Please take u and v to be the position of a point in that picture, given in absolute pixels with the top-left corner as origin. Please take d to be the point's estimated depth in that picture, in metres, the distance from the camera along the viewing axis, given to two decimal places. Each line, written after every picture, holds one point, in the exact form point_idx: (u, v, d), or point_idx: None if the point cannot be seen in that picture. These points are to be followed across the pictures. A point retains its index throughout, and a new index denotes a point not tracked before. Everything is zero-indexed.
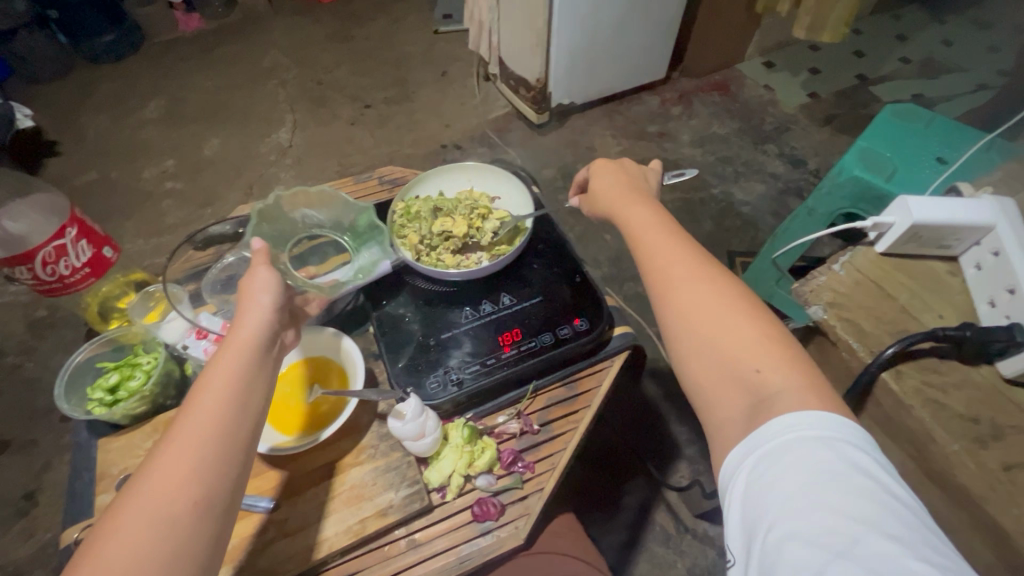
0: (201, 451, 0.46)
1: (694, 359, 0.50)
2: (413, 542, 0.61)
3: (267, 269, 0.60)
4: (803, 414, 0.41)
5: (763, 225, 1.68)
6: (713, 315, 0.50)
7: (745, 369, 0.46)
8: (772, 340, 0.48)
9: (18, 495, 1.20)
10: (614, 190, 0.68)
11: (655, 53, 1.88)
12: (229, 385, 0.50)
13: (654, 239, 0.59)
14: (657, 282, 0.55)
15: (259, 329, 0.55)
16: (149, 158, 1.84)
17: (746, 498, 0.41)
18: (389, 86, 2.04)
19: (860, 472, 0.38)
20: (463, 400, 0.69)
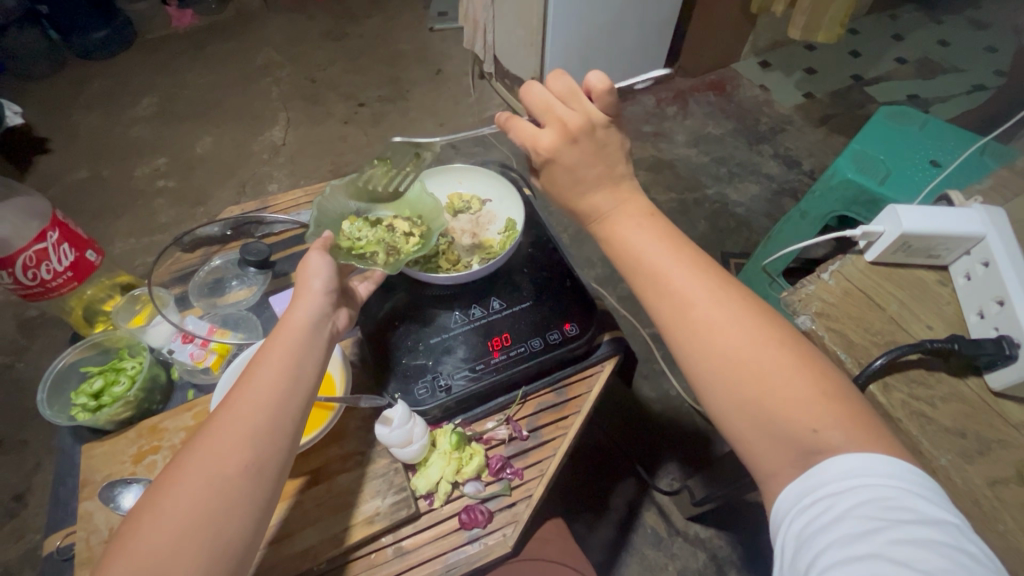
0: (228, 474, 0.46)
1: (733, 413, 0.45)
2: (399, 550, 0.61)
3: (319, 255, 0.60)
4: (866, 468, 0.38)
5: (758, 225, 1.68)
6: (756, 365, 0.44)
7: (802, 432, 0.41)
8: (825, 390, 0.43)
9: (7, 496, 1.19)
10: (591, 176, 0.56)
11: (651, 53, 1.87)
12: (271, 397, 0.49)
13: (664, 264, 0.50)
14: (680, 322, 0.48)
15: (290, 333, 0.54)
16: (141, 156, 1.82)
17: (799, 538, 0.38)
18: (383, 84, 2.03)
19: (928, 524, 0.36)
20: (452, 405, 0.68)
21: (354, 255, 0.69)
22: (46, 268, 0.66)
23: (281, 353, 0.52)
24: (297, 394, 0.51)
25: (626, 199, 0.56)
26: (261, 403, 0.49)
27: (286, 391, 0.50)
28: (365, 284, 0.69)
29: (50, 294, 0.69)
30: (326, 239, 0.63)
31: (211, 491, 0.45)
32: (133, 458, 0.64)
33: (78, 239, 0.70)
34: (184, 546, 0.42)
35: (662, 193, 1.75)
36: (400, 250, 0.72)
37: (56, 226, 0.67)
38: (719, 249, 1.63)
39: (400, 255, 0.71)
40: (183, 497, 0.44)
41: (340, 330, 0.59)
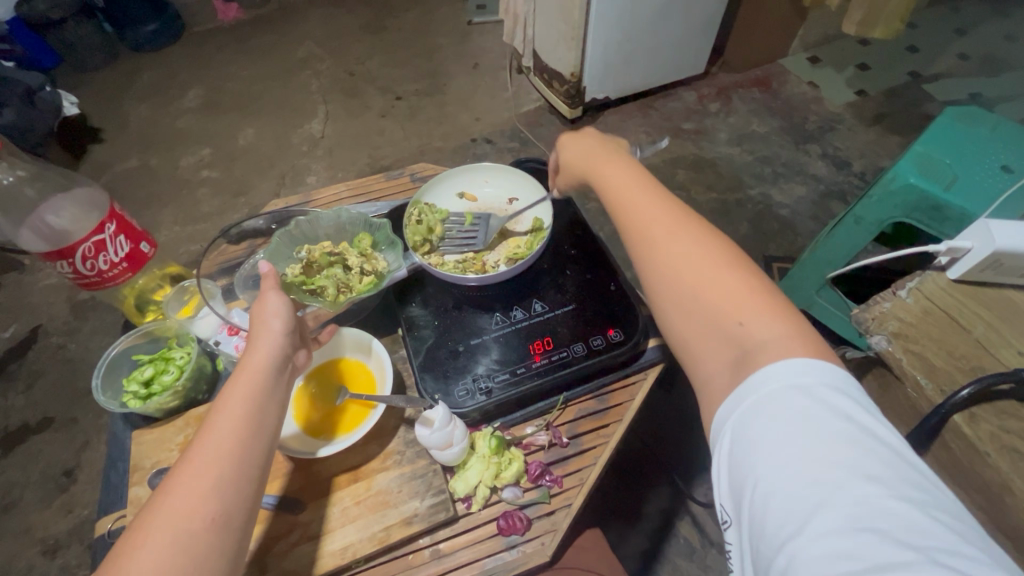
0: (207, 504, 0.45)
1: (676, 313, 0.50)
2: (436, 552, 0.60)
3: (276, 293, 0.58)
4: (777, 354, 0.43)
5: (803, 229, 1.61)
6: (697, 268, 0.50)
7: (728, 326, 0.46)
8: (757, 297, 0.47)
9: (58, 471, 1.24)
10: (590, 151, 0.67)
11: (695, 48, 1.81)
12: (238, 433, 0.49)
13: (635, 199, 0.58)
14: (639, 239, 0.55)
15: (251, 372, 0.53)
16: (187, 146, 1.87)
17: (734, 458, 0.41)
18: (420, 78, 2.03)
19: (839, 418, 0.38)
20: (491, 408, 0.67)
21: (305, 289, 0.69)
22: (103, 259, 0.68)
23: (252, 377, 0.52)
24: (263, 425, 0.51)
25: (611, 157, 0.65)
26: (239, 419, 0.50)
27: (259, 408, 0.51)
28: (326, 330, 0.67)
29: (107, 284, 0.70)
30: (274, 274, 0.61)
31: (200, 505, 0.45)
32: (180, 446, 0.65)
33: (134, 231, 0.72)
34: (176, 558, 0.42)
35: (702, 193, 1.70)
36: (353, 287, 0.70)
37: (115, 218, 0.69)
38: (760, 252, 1.57)
39: (352, 292, 0.70)
40: (167, 515, 0.44)
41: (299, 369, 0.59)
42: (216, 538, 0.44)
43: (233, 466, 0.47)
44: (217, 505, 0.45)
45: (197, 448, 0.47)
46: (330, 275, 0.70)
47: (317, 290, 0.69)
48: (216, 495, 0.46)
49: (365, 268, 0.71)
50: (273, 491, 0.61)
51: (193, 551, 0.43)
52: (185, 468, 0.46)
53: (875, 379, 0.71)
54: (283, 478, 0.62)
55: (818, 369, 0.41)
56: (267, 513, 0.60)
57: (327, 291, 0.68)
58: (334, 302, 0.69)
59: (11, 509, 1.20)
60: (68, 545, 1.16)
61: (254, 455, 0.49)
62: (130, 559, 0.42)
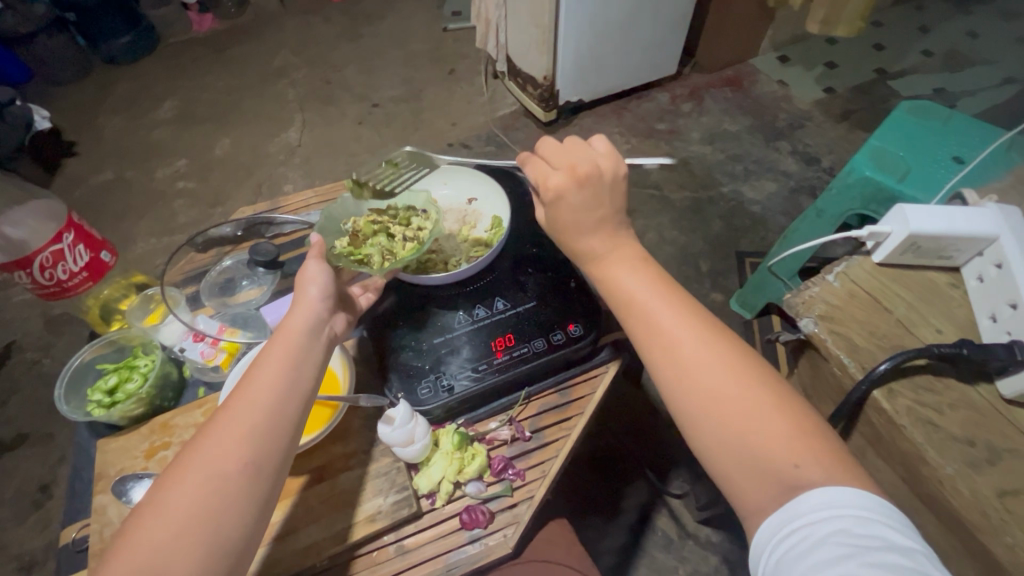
0: (241, 452, 0.49)
1: (715, 447, 0.46)
2: (401, 549, 0.61)
3: (318, 261, 0.62)
4: (834, 493, 0.40)
5: (774, 224, 1.65)
6: (737, 403, 0.46)
7: (782, 469, 0.43)
8: (805, 431, 0.44)
9: (33, 487, 1.23)
10: (593, 223, 0.60)
11: (665, 49, 1.85)
12: (273, 389, 0.52)
13: (654, 304, 0.53)
14: (667, 360, 0.50)
15: (291, 333, 0.56)
16: (162, 157, 1.87)
17: (777, 569, 0.39)
18: (396, 85, 2.04)
19: (896, 550, 0.36)
20: (455, 405, 0.68)
21: (351, 258, 0.71)
22: (62, 269, 0.69)
23: (254, 415, 0.50)
24: (297, 389, 0.53)
25: (620, 240, 0.59)
26: (273, 386, 0.52)
27: (295, 368, 0.54)
28: (366, 295, 0.71)
29: (68, 294, 0.71)
30: (321, 243, 0.65)
31: (234, 452, 0.49)
32: (145, 454, 0.66)
33: (94, 240, 0.72)
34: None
35: (676, 191, 1.73)
36: (397, 253, 0.73)
37: (72, 227, 0.69)
38: (734, 247, 1.60)
39: (396, 258, 0.72)
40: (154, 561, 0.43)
41: (338, 334, 0.61)
42: (246, 488, 0.48)
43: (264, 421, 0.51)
44: (248, 455, 0.49)
45: (236, 401, 0.51)
46: (375, 244, 0.73)
47: (364, 259, 0.71)
48: (248, 446, 0.49)
49: (409, 237, 0.75)
50: None
51: (223, 496, 0.47)
52: (225, 415, 0.51)
53: (804, 364, 0.72)
54: None
55: (874, 500, 0.39)
56: None
57: (372, 259, 0.71)
58: (380, 268, 0.71)
59: None
60: (44, 562, 1.14)
61: (284, 422, 0.51)
62: (170, 493, 0.47)
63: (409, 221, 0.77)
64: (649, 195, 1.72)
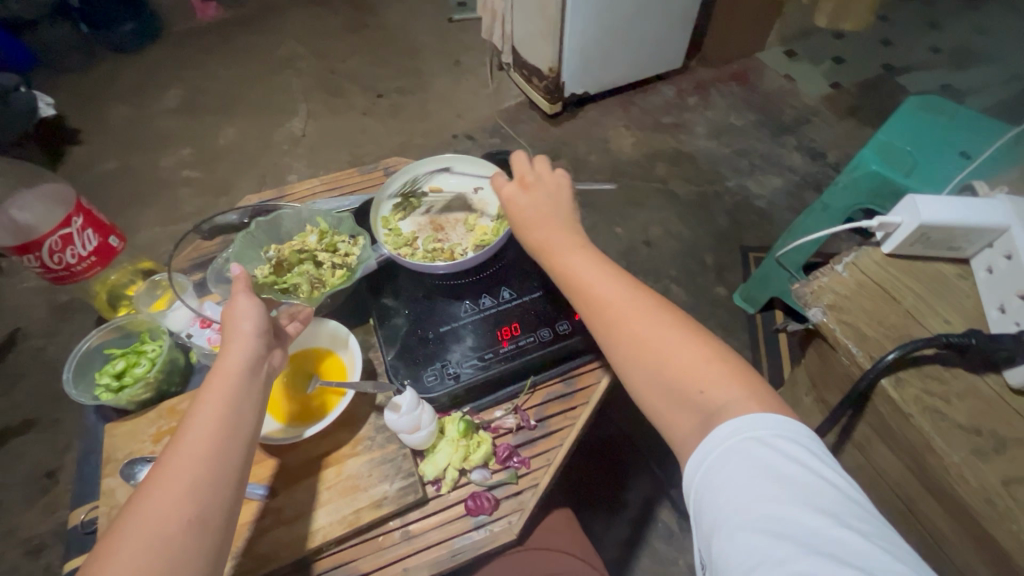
0: (185, 506, 0.46)
1: (647, 387, 0.50)
2: (407, 534, 0.62)
3: (246, 295, 0.57)
4: (754, 420, 0.43)
5: (779, 219, 1.64)
6: (660, 345, 0.50)
7: (709, 406, 0.46)
8: (730, 372, 0.47)
9: (40, 472, 1.24)
10: (542, 220, 0.62)
11: (672, 43, 1.84)
12: (216, 430, 0.50)
13: (590, 271, 0.56)
14: (606, 324, 0.53)
15: (224, 376, 0.53)
16: (167, 146, 1.86)
17: (704, 505, 0.42)
18: (401, 76, 2.03)
19: (793, 461, 0.41)
20: (461, 393, 0.69)
21: (276, 288, 0.69)
22: (71, 253, 0.69)
23: (226, 381, 0.52)
24: (239, 424, 0.51)
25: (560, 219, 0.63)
26: (214, 426, 0.50)
27: (233, 408, 0.51)
28: (293, 325, 0.64)
29: (76, 278, 0.71)
30: (245, 275, 0.59)
31: (179, 508, 0.46)
32: (152, 438, 0.66)
33: (102, 225, 0.72)
34: (151, 559, 0.43)
35: (681, 185, 1.72)
36: (325, 282, 0.71)
37: (81, 212, 0.69)
38: (738, 242, 1.60)
39: (326, 287, 0.71)
40: (143, 538, 0.44)
41: (277, 368, 0.58)
42: (195, 541, 0.45)
43: (211, 458, 0.49)
44: (195, 507, 0.46)
45: (175, 450, 0.49)
46: (301, 272, 0.71)
47: (290, 288, 0.70)
48: (193, 496, 0.47)
49: (337, 262, 0.72)
50: (260, 481, 0.62)
51: (172, 551, 0.44)
52: (165, 468, 0.48)
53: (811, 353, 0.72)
54: (260, 466, 0.63)
55: (775, 419, 0.43)
56: (254, 501, 0.61)
57: (300, 288, 0.69)
58: (310, 297, 0.70)
59: None
60: (51, 546, 1.16)
61: (231, 460, 0.49)
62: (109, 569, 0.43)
63: (336, 246, 0.74)
64: (653, 188, 1.71)
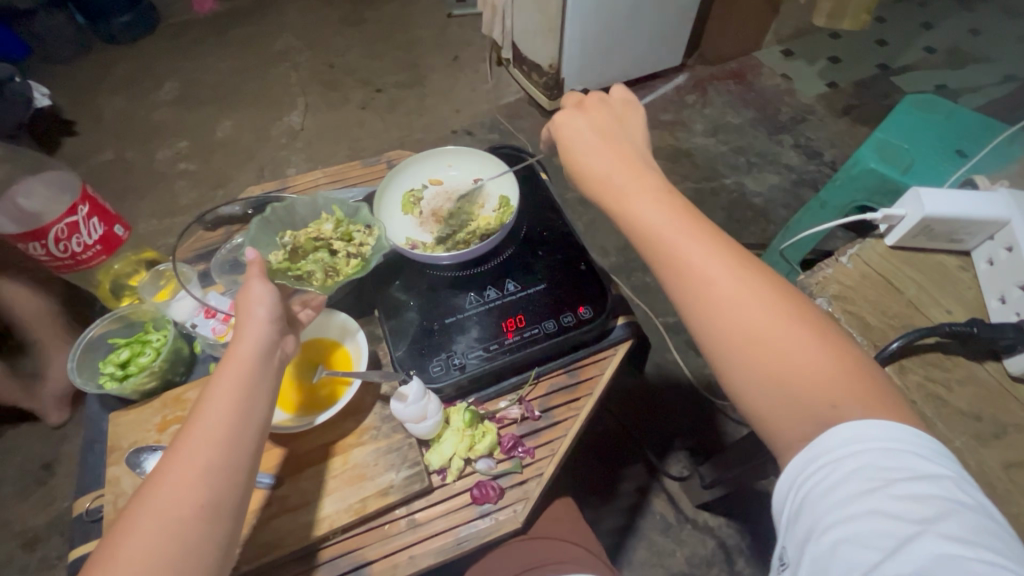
0: (196, 491, 0.46)
1: (755, 385, 0.45)
2: (412, 522, 0.62)
3: (261, 281, 0.57)
4: (873, 426, 0.40)
5: (775, 216, 1.66)
6: (775, 340, 0.45)
7: (819, 404, 0.42)
8: (843, 368, 0.44)
9: (35, 465, 1.23)
10: (621, 169, 0.58)
11: (671, 40, 1.85)
12: (229, 416, 0.50)
13: (686, 238, 0.51)
14: (709, 307, 0.48)
15: (238, 363, 0.53)
16: (163, 139, 1.85)
17: (805, 508, 0.40)
18: (399, 70, 2.03)
19: (919, 477, 0.37)
20: (466, 383, 0.69)
21: (290, 274, 0.68)
22: (76, 241, 0.68)
23: (240, 367, 0.52)
24: (252, 412, 0.51)
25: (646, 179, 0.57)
26: (227, 413, 0.50)
27: (247, 395, 0.51)
28: (305, 313, 0.66)
29: (81, 266, 0.71)
30: (261, 260, 0.59)
31: (189, 493, 0.46)
32: (157, 427, 0.66)
33: (107, 214, 0.72)
34: (165, 544, 0.44)
35: (678, 182, 1.73)
36: (340, 270, 0.70)
37: (87, 200, 0.69)
38: (735, 238, 1.62)
39: (341, 276, 0.70)
40: (158, 524, 0.44)
41: (288, 355, 0.58)
42: (206, 526, 0.46)
43: (225, 445, 0.49)
44: (207, 492, 0.47)
45: (188, 434, 0.49)
46: (315, 260, 0.70)
47: (304, 275, 0.69)
48: (206, 481, 0.47)
49: (352, 252, 0.72)
50: (267, 470, 0.62)
51: (183, 537, 0.44)
52: (177, 451, 0.48)
53: None
54: (266, 456, 0.63)
55: (905, 430, 0.39)
56: (262, 490, 0.61)
57: (315, 276, 0.68)
58: (323, 286, 0.68)
59: None
60: (47, 538, 1.15)
61: (244, 446, 0.50)
62: (120, 549, 0.43)
63: (351, 235, 0.73)
64: None
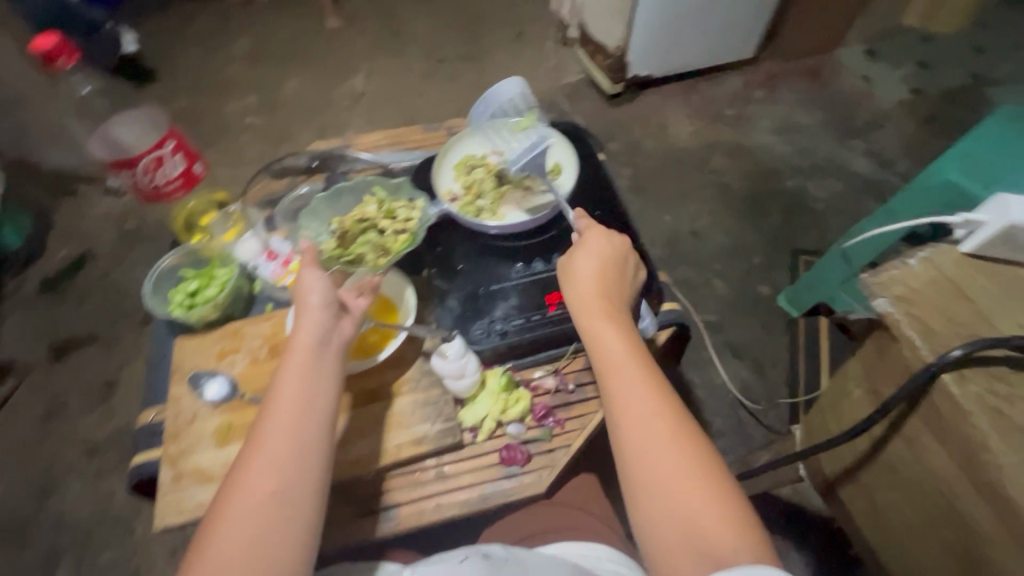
0: (270, 477, 0.49)
1: (659, 521, 0.48)
2: (441, 474, 0.66)
3: (311, 271, 0.62)
4: (771, 570, 0.40)
5: (835, 225, 1.59)
6: (677, 482, 0.49)
7: (720, 552, 0.45)
8: (735, 519, 0.47)
9: (100, 383, 1.34)
10: (595, 281, 0.62)
11: (745, 32, 1.78)
12: (299, 404, 0.53)
13: (629, 370, 0.55)
14: (632, 437, 0.52)
15: (299, 355, 0.56)
16: (234, 92, 1.93)
17: None
18: (463, 42, 2.03)
19: None
20: (504, 349, 0.71)
21: (344, 259, 0.71)
22: (161, 175, 0.73)
23: (302, 357, 0.56)
24: (316, 404, 0.54)
25: (613, 308, 0.61)
26: (297, 401, 0.53)
27: (312, 386, 0.55)
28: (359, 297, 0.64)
29: (164, 199, 0.76)
30: (312, 252, 0.64)
31: (266, 477, 0.49)
32: (217, 355, 0.71)
33: (190, 152, 0.76)
34: (252, 527, 0.47)
35: (737, 180, 1.68)
36: (390, 248, 0.73)
37: (174, 136, 0.73)
38: (789, 243, 1.56)
39: (390, 253, 0.72)
40: (243, 509, 0.48)
41: (346, 335, 0.60)
42: (286, 508, 0.48)
43: (295, 430, 0.52)
44: (277, 480, 0.49)
45: (264, 425, 0.52)
46: (365, 242, 0.73)
47: (357, 258, 0.71)
48: (283, 468, 0.50)
49: (398, 228, 0.74)
50: None
51: (263, 520, 0.47)
52: (257, 441, 0.51)
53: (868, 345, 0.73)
54: None
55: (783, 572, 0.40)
56: None
57: (367, 257, 0.71)
58: (376, 265, 0.71)
59: (57, 412, 1.31)
60: (106, 449, 1.26)
61: (312, 431, 0.52)
62: (220, 531, 0.47)
63: (395, 213, 0.75)
64: (707, 180, 1.68)
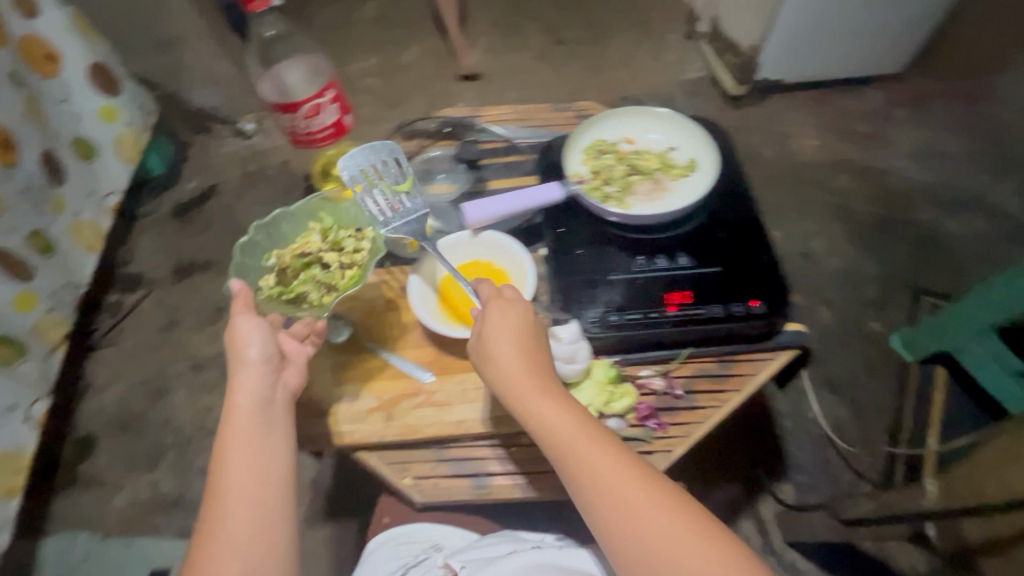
0: (244, 531, 0.53)
1: None
2: (535, 452, 0.67)
3: (247, 318, 0.61)
4: None
5: (970, 268, 1.43)
6: (665, 539, 0.49)
7: None
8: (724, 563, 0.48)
9: (211, 306, 1.47)
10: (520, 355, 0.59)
11: (898, 43, 1.62)
12: (251, 461, 0.56)
13: (591, 447, 0.54)
14: (611, 514, 0.51)
15: (240, 414, 0.58)
16: (357, 53, 2.01)
17: None
18: (584, 25, 1.99)
19: None
20: (614, 341, 0.70)
21: (284, 300, 0.68)
22: (317, 122, 0.78)
23: (242, 417, 0.57)
24: (268, 457, 0.57)
25: (544, 377, 0.59)
26: (248, 461, 0.55)
27: (260, 441, 0.57)
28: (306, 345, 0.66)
29: (314, 146, 0.81)
30: (245, 292, 0.63)
31: (241, 531, 0.53)
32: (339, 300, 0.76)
33: (345, 104, 0.80)
34: None
35: (861, 203, 1.54)
36: (336, 285, 0.69)
37: (334, 88, 0.77)
38: (912, 280, 1.42)
39: (336, 290, 0.69)
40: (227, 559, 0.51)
41: (288, 387, 0.63)
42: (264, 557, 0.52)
43: (256, 488, 0.55)
44: (250, 534, 0.53)
45: (221, 492, 0.54)
46: (308, 279, 0.69)
47: (298, 297, 0.68)
48: (250, 522, 0.53)
49: (344, 263, 0.70)
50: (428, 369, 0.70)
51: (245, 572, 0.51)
52: (217, 508, 0.54)
53: None
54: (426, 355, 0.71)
55: None
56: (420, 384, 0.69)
57: (309, 298, 0.68)
58: (320, 304, 0.68)
59: (173, 325, 1.45)
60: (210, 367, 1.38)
61: (273, 484, 0.56)
62: None
63: (341, 244, 0.71)
64: (827, 199, 1.55)
